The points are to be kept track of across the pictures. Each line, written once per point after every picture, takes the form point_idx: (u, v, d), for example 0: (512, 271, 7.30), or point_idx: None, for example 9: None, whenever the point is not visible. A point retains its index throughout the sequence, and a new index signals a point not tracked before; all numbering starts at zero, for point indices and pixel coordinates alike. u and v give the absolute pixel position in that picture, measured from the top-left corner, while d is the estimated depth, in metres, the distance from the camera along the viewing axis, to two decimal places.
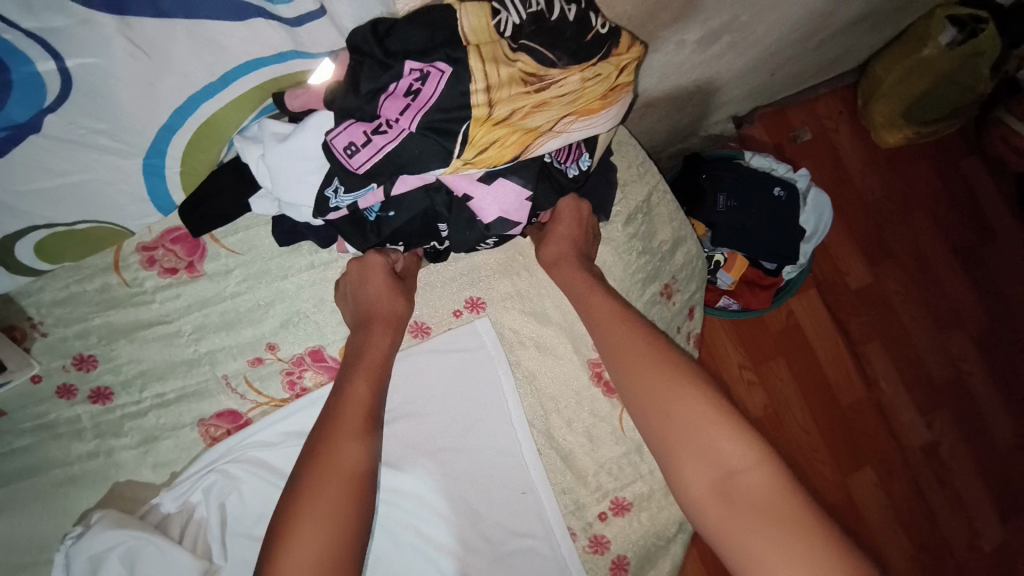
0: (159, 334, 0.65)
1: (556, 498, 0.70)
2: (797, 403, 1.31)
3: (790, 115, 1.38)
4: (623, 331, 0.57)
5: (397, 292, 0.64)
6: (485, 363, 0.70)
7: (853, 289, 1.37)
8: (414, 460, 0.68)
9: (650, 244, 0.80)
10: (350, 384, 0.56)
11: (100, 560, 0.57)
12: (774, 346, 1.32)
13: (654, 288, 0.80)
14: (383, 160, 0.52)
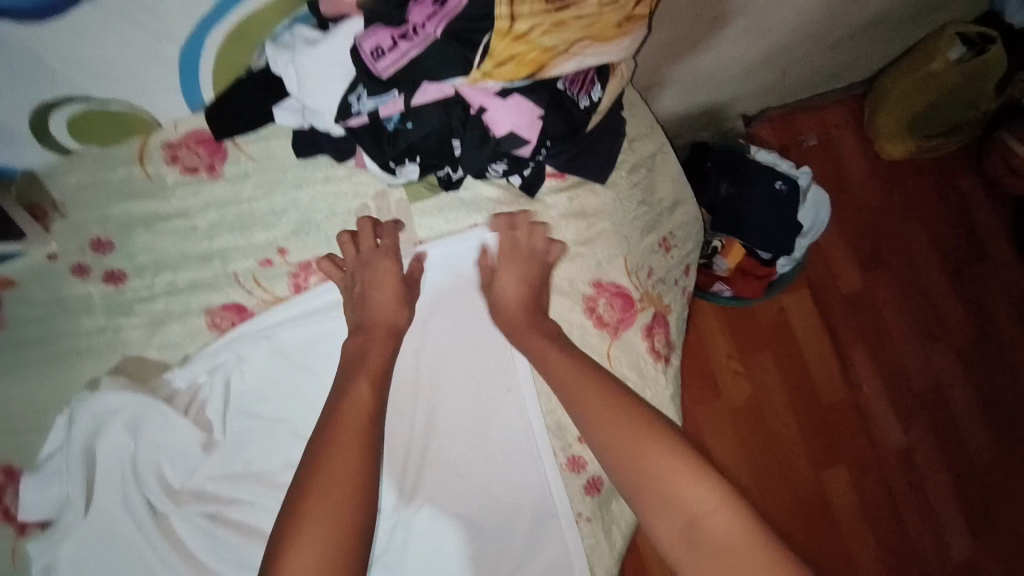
0: (176, 228, 0.68)
1: (542, 417, 0.72)
2: (780, 396, 1.35)
3: (799, 119, 1.41)
4: (599, 397, 0.63)
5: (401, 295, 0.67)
6: (488, 279, 0.73)
7: (844, 292, 1.40)
8: (408, 369, 0.71)
9: (650, 198, 0.82)
10: (348, 399, 0.60)
11: (104, 420, 0.62)
12: (763, 338, 1.36)
13: (650, 240, 0.80)
14: (407, 65, 0.56)
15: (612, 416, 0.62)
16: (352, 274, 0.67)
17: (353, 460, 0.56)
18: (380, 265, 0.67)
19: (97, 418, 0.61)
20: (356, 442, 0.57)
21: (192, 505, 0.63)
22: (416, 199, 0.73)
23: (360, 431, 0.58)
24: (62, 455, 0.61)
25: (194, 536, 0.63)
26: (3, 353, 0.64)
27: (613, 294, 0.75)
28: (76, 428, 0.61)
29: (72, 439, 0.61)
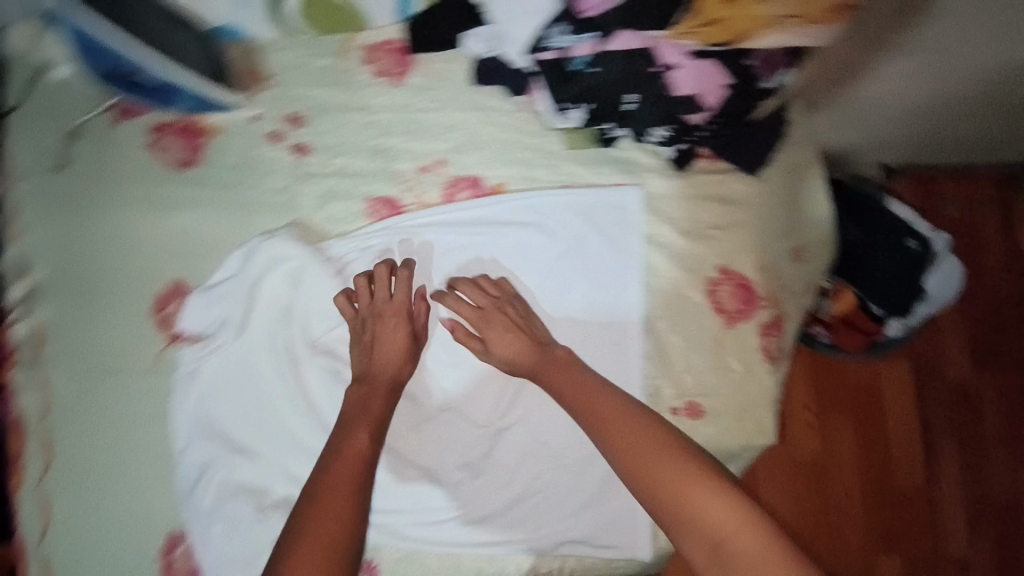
0: (359, 119, 0.76)
1: (643, 378, 0.73)
2: (859, 472, 1.06)
3: (940, 184, 1.08)
4: (623, 423, 0.61)
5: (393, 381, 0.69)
6: (624, 234, 0.75)
7: (948, 377, 1.07)
8: (524, 298, 0.75)
9: (792, 206, 0.77)
10: (350, 440, 0.63)
11: (274, 265, 0.71)
12: (852, 398, 1.08)
13: (781, 247, 0.77)
14: (611, 10, 0.59)
15: (644, 450, 0.59)
16: (358, 333, 0.70)
17: (347, 498, 0.58)
18: (374, 375, 0.68)
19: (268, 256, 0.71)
20: (347, 487, 0.59)
21: (321, 357, 0.71)
22: (571, 147, 0.76)
23: (353, 471, 0.60)
24: (232, 280, 0.70)
25: (314, 383, 0.70)
26: (193, 186, 0.72)
27: (738, 285, 0.74)
28: (249, 264, 0.70)
29: (244, 268, 0.70)
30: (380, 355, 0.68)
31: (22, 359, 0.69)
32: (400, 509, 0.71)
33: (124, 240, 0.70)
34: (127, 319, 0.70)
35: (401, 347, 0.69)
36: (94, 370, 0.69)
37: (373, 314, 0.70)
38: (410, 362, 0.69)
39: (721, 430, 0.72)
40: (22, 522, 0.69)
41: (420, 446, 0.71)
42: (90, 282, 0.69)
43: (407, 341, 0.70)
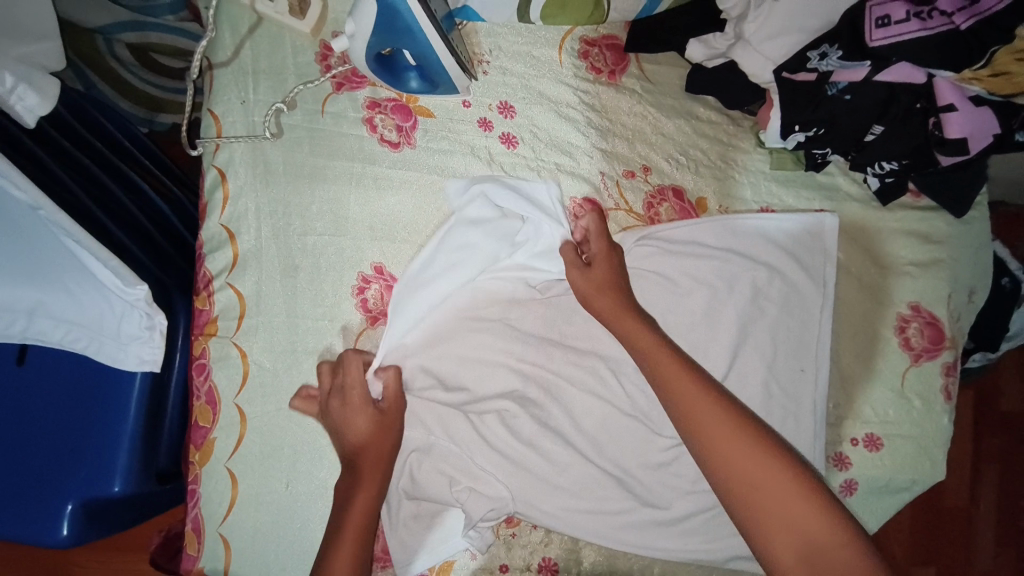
0: (566, 113, 0.73)
1: (827, 407, 0.72)
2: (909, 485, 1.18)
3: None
4: (707, 405, 0.58)
5: (380, 433, 0.62)
6: (819, 262, 0.73)
7: (1001, 411, 1.20)
8: (710, 313, 0.71)
9: (972, 252, 0.76)
10: (352, 504, 0.60)
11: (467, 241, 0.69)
12: None
13: (962, 293, 0.76)
14: (901, 44, 0.58)
15: (713, 418, 0.57)
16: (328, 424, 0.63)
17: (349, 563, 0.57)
18: (357, 442, 0.62)
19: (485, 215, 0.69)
20: (350, 544, 0.58)
21: (514, 353, 0.70)
22: (777, 168, 0.75)
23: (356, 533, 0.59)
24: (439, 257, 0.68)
25: (505, 379, 0.69)
26: (397, 168, 0.70)
27: (926, 323, 0.74)
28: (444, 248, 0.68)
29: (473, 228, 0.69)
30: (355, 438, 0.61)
31: (221, 331, 0.67)
32: (580, 507, 0.69)
33: (336, 218, 0.69)
34: (327, 299, 0.68)
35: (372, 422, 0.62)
36: (294, 346, 0.67)
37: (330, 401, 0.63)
38: (390, 436, 0.62)
39: (900, 462, 0.71)
40: (207, 495, 0.65)
41: (605, 446, 0.70)
42: (294, 259, 0.68)
43: (376, 415, 0.63)
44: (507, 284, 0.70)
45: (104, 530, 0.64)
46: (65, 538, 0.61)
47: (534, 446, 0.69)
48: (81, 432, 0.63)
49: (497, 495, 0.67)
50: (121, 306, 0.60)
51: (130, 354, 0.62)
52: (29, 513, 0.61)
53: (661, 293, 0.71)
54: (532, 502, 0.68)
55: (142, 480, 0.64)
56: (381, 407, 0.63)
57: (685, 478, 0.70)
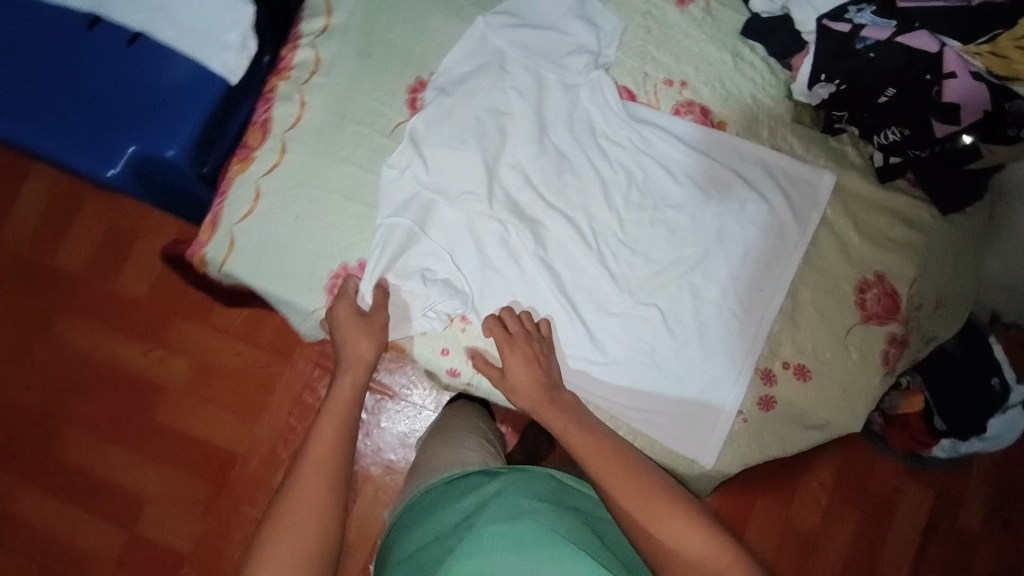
0: (632, 17, 0.84)
1: (768, 327, 0.79)
2: (840, 548, 1.37)
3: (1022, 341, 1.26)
4: (609, 457, 0.71)
5: (365, 331, 0.76)
6: (809, 208, 0.81)
7: (920, 494, 1.39)
8: (694, 213, 0.80)
9: (944, 257, 0.83)
10: (317, 433, 0.72)
11: (501, 51, 0.81)
12: (864, 498, 1.39)
13: (926, 291, 0.82)
14: (924, 8, 0.68)
15: (612, 466, 0.70)
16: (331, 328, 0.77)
17: (328, 475, 0.69)
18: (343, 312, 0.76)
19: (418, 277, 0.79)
20: (326, 460, 0.70)
21: (519, 186, 0.81)
22: (795, 120, 0.83)
23: (329, 451, 0.71)
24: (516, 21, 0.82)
25: (499, 203, 0.80)
26: (479, 9, 0.83)
27: (886, 292, 0.80)
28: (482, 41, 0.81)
29: None
30: (351, 352, 0.76)
31: (293, 77, 0.80)
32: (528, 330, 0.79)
33: (417, 29, 0.82)
34: (385, 88, 0.81)
35: (358, 330, 0.76)
36: (345, 113, 0.80)
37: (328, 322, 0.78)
38: (372, 338, 0.76)
39: (819, 399, 0.78)
40: (234, 197, 0.79)
41: (567, 285, 0.80)
42: (371, 47, 0.81)
43: (363, 322, 0.76)
44: (532, 127, 0.81)
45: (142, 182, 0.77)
46: (114, 169, 0.74)
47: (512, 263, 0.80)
48: (154, 108, 0.76)
49: (465, 284, 0.79)
50: (229, 18, 0.76)
51: (218, 57, 0.76)
52: (93, 139, 0.75)
53: (659, 181, 0.81)
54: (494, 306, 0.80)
55: (191, 156, 0.76)
56: (366, 314, 0.77)
57: (624, 341, 0.80)
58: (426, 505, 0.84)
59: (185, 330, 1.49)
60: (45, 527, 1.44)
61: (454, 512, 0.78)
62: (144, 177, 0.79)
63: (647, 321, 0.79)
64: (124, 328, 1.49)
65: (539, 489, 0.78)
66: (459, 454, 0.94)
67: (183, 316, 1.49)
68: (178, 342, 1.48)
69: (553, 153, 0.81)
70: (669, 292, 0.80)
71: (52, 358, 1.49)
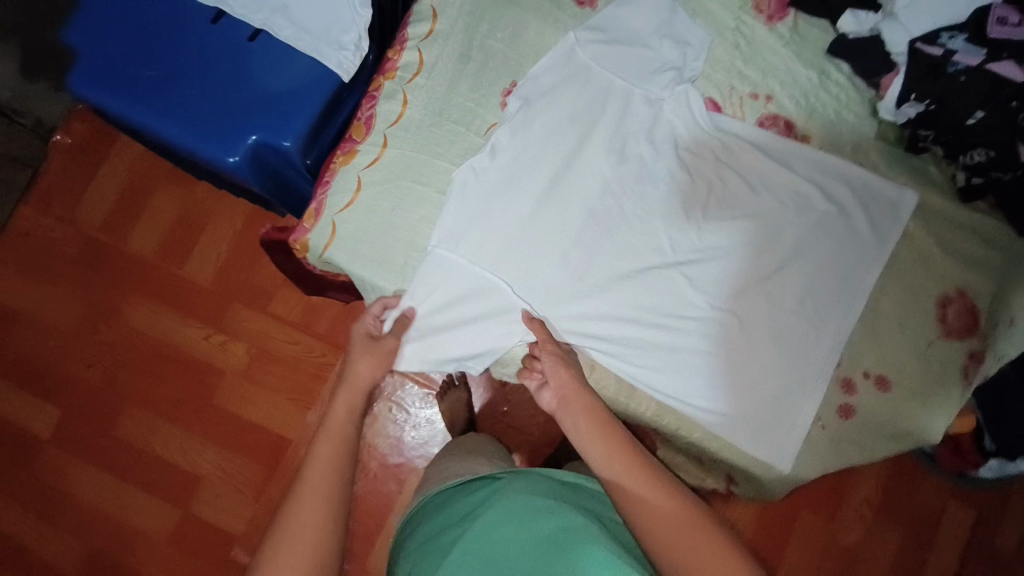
0: (721, 31, 0.87)
1: (842, 336, 0.81)
2: (881, 568, 1.37)
3: None
4: (600, 432, 0.71)
5: (378, 351, 0.79)
6: (888, 223, 0.83)
7: (968, 521, 1.38)
8: (772, 222, 0.83)
9: (1021, 277, 0.82)
10: (331, 414, 0.74)
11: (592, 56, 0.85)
12: (906, 517, 1.38)
13: (1002, 311, 0.82)
14: (1014, 39, 0.73)
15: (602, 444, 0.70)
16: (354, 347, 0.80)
17: (334, 455, 0.70)
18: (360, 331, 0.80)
19: (454, 317, 0.81)
20: (336, 443, 0.71)
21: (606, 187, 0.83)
22: (878, 137, 0.86)
23: (341, 430, 0.73)
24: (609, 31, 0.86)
25: (584, 203, 0.83)
26: (575, 19, 0.88)
27: (966, 308, 0.82)
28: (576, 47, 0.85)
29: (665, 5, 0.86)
30: (352, 369, 0.78)
31: (398, 77, 0.85)
32: (606, 327, 0.81)
33: (513, 35, 0.87)
34: (483, 90, 0.86)
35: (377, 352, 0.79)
36: (442, 113, 0.85)
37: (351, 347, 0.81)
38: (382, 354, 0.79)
39: (900, 407, 0.80)
40: (337, 188, 0.83)
41: (647, 284, 0.82)
42: (473, 52, 0.86)
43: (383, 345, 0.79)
44: (619, 132, 0.84)
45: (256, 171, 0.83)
46: (234, 158, 0.80)
47: (596, 261, 0.82)
48: (271, 102, 0.81)
49: (549, 281, 0.81)
50: (348, 18, 0.83)
51: (336, 56, 0.83)
52: (214, 129, 0.80)
53: (741, 190, 0.84)
54: (569, 302, 0.81)
55: (303, 146, 0.82)
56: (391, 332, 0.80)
57: (699, 345, 0.81)
58: (443, 506, 0.86)
59: (244, 317, 1.53)
60: (93, 504, 1.47)
61: (467, 510, 0.80)
62: (259, 168, 0.84)
63: (724, 326, 0.81)
64: (186, 310, 1.54)
65: (541, 489, 0.79)
66: (471, 467, 0.98)
67: (243, 302, 1.53)
68: (236, 327, 1.53)
69: (636, 156, 0.84)
70: (747, 299, 0.82)
71: (115, 336, 1.53)
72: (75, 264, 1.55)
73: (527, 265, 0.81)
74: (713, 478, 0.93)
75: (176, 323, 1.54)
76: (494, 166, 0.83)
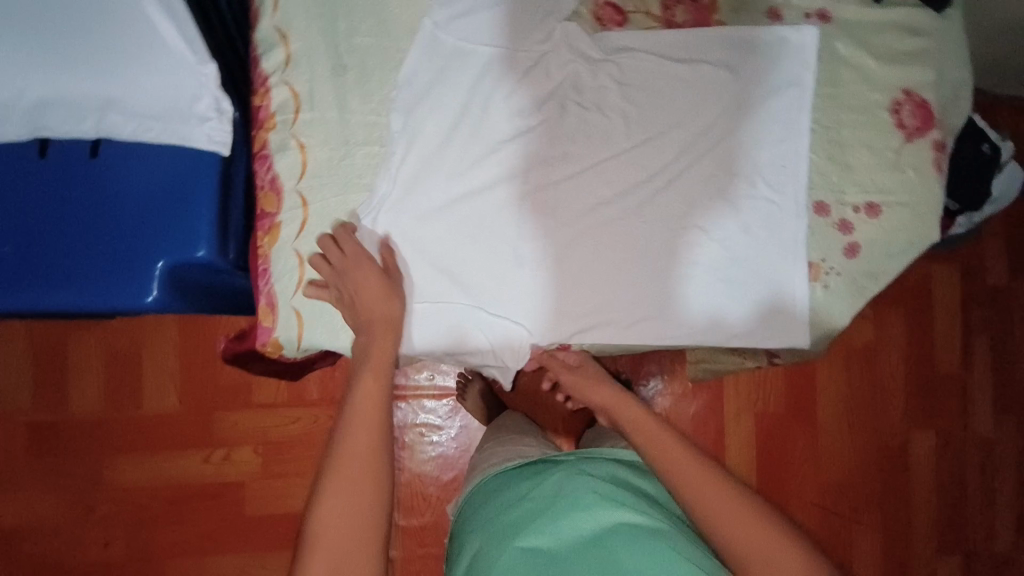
0: None
1: (810, 187, 0.80)
2: (898, 350, 1.50)
3: (1001, 114, 1.47)
4: (623, 405, 0.81)
5: (385, 291, 0.72)
6: (806, 59, 0.80)
7: (952, 274, 1.52)
8: (705, 112, 0.80)
9: (949, 54, 0.84)
10: (378, 336, 0.72)
11: (472, 11, 0.76)
12: (902, 297, 1.50)
13: (946, 92, 0.84)
14: None
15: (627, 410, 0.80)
16: (340, 285, 0.72)
17: (372, 419, 0.70)
18: (359, 270, 0.71)
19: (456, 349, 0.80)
20: (373, 413, 0.70)
21: (543, 143, 0.79)
22: None
23: (371, 408, 0.70)
24: None
25: (527, 169, 0.79)
26: None
27: (918, 105, 0.81)
28: (452, 9, 0.76)
29: None
30: (367, 312, 0.71)
31: (279, 124, 0.74)
32: (593, 282, 0.80)
33: (380, 21, 0.75)
34: (377, 96, 0.75)
35: (382, 291, 0.72)
36: (348, 140, 0.75)
37: (348, 290, 0.72)
38: (395, 299, 0.72)
39: (897, 225, 0.80)
40: (278, 271, 0.73)
41: (617, 219, 0.80)
42: (344, 59, 0.75)
43: (385, 282, 0.72)
44: (532, 81, 0.78)
45: (185, 297, 0.73)
46: (153, 295, 0.70)
47: (565, 222, 0.80)
48: (162, 217, 0.71)
49: (531, 261, 0.80)
50: (191, 82, 0.69)
51: (202, 131, 0.70)
52: (116, 276, 0.70)
53: (667, 88, 0.80)
54: (545, 291, 0.80)
55: (217, 247, 0.72)
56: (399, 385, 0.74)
57: (692, 262, 0.80)
58: (489, 491, 0.84)
59: (233, 421, 1.42)
60: None
61: (523, 491, 0.78)
62: (186, 290, 0.74)
63: (702, 230, 0.80)
64: (172, 444, 1.41)
65: (605, 473, 0.79)
66: (519, 448, 0.95)
67: (224, 407, 1.42)
68: (231, 434, 1.42)
69: (558, 98, 0.79)
70: (708, 197, 0.80)
71: (113, 505, 1.40)
72: (27, 456, 1.38)
73: (493, 270, 0.79)
74: (753, 358, 0.94)
75: (167, 461, 1.41)
76: (425, 175, 0.76)
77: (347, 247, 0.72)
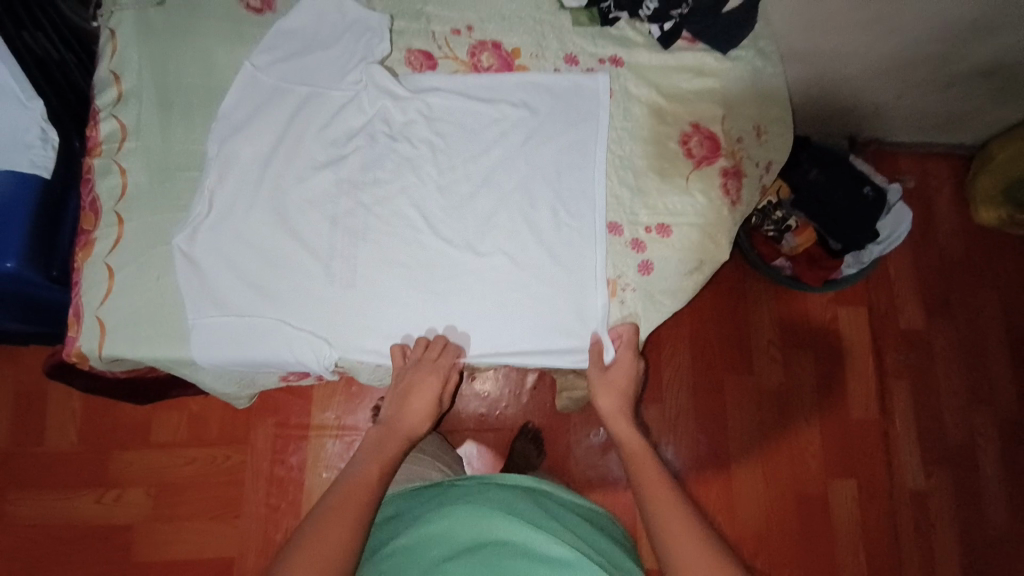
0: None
1: (603, 209, 0.85)
2: (809, 392, 1.45)
3: (899, 160, 1.54)
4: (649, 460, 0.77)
5: (433, 398, 0.83)
6: (591, 96, 0.88)
7: (859, 314, 1.49)
8: (506, 142, 0.87)
9: (745, 91, 0.89)
10: (415, 408, 0.83)
11: (292, 57, 0.86)
12: (808, 338, 1.47)
13: (743, 123, 0.89)
14: None
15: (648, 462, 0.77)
16: (401, 375, 0.82)
17: (371, 483, 0.72)
18: (425, 380, 0.81)
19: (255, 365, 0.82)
20: (375, 471, 0.74)
21: (357, 170, 0.85)
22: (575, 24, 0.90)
23: (373, 476, 0.73)
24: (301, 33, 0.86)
25: (340, 195, 0.85)
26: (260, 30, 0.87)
27: (705, 137, 0.87)
28: (275, 56, 0.85)
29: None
30: (412, 410, 0.83)
31: (104, 151, 0.82)
32: (395, 299, 0.83)
33: (207, 66, 0.85)
34: (199, 129, 0.84)
35: (428, 403, 0.83)
36: (168, 165, 0.82)
37: (407, 371, 0.82)
38: (433, 399, 0.83)
39: (685, 246, 0.85)
40: (89, 284, 0.79)
41: (422, 235, 0.84)
42: (172, 97, 0.84)
43: (438, 394, 0.83)
44: (345, 117, 0.86)
45: None
46: None
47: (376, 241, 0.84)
48: None
49: (340, 278, 0.83)
50: (20, 116, 0.78)
51: (25, 156, 0.79)
52: None
53: (468, 120, 0.87)
54: (342, 304, 0.82)
55: (32, 262, 0.78)
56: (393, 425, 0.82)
57: (495, 280, 0.84)
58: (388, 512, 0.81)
59: (130, 461, 1.35)
60: None
61: (436, 514, 0.71)
62: None
63: (503, 250, 0.85)
64: (66, 484, 1.33)
65: (505, 496, 0.74)
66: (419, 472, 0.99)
67: (123, 446, 1.35)
68: (126, 475, 1.34)
69: (373, 133, 0.86)
70: (506, 220, 0.85)
71: None
72: None
73: (293, 283, 0.82)
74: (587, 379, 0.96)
75: (53, 501, 1.32)
76: (242, 198, 0.83)
77: (427, 343, 0.82)
